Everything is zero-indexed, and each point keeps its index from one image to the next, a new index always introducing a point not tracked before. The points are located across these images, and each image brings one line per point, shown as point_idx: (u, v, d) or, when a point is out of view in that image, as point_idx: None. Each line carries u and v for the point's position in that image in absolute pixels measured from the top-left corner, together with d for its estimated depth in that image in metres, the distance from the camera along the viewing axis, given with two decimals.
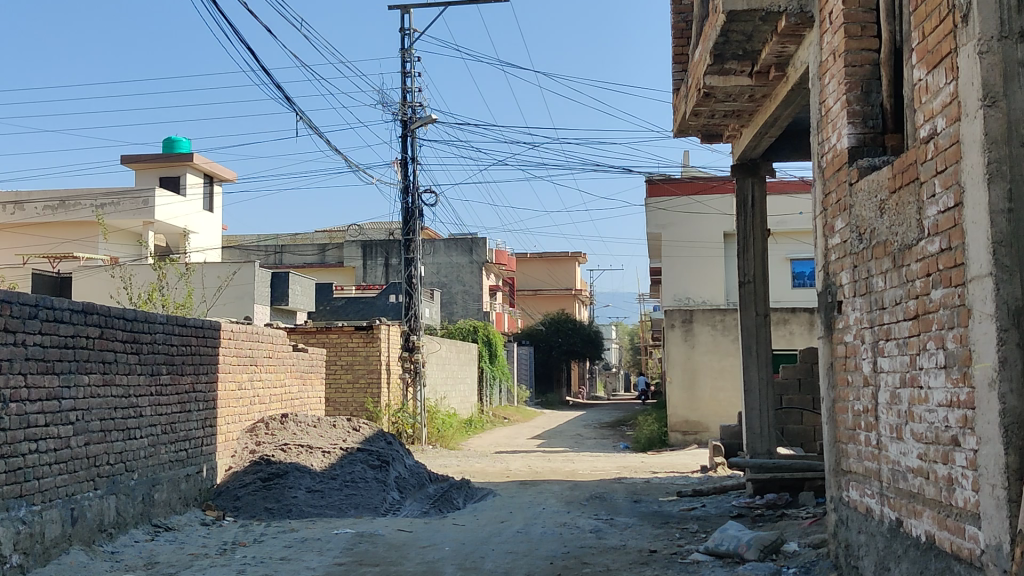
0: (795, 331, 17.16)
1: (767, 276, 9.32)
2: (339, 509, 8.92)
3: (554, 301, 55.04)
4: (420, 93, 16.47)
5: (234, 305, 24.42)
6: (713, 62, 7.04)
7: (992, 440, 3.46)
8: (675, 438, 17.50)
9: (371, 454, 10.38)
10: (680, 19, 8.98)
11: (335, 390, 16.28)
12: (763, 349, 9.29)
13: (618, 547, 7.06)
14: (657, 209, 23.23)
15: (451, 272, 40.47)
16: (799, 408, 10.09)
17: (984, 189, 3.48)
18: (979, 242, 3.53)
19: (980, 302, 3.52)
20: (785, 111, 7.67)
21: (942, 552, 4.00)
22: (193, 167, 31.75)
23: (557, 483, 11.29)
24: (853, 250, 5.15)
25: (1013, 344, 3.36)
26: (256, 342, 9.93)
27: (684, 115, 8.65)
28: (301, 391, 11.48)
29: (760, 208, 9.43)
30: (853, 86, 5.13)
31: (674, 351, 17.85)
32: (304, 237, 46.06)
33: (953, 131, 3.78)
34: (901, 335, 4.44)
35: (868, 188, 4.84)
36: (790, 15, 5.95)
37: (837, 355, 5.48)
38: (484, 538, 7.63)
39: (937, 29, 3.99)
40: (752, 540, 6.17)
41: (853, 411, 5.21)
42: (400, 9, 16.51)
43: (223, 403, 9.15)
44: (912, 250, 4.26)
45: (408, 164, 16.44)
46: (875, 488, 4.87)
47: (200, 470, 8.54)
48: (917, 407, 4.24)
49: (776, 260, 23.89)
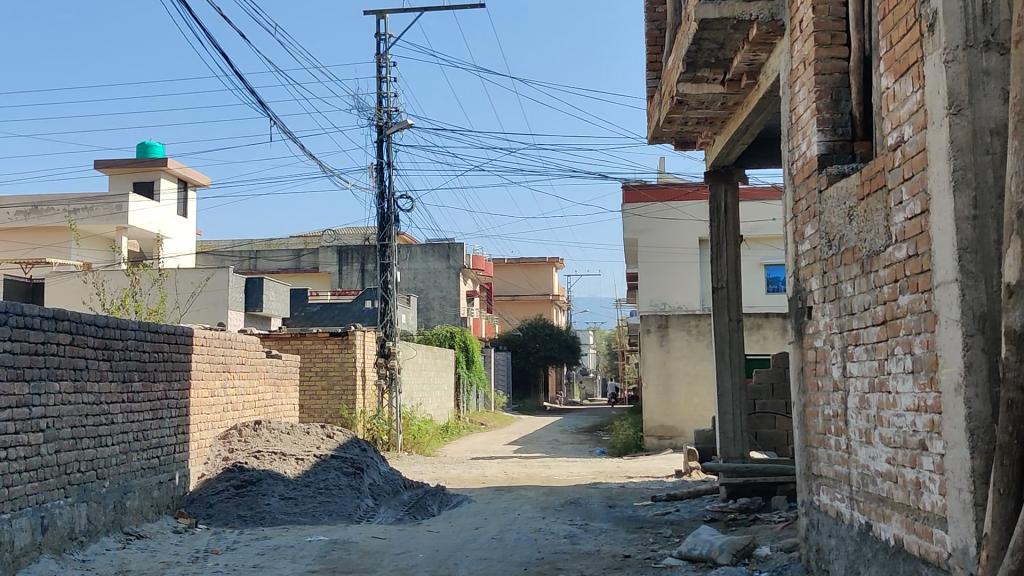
0: (768, 335, 17.32)
1: (740, 282, 9.37)
2: (313, 516, 8.89)
3: (531, 307, 55.17)
4: (395, 98, 16.51)
5: (208, 310, 24.33)
6: (686, 70, 7.09)
7: (958, 444, 3.50)
8: (651, 442, 17.56)
9: (345, 461, 10.33)
10: (654, 26, 9.07)
11: (309, 396, 16.19)
12: (736, 353, 9.36)
13: (591, 553, 7.07)
14: (633, 216, 23.43)
15: (429, 278, 40.51)
16: (772, 412, 10.15)
17: (949, 197, 3.53)
18: (945, 248, 3.58)
19: (947, 307, 3.56)
20: (757, 119, 7.75)
21: (911, 555, 4.04)
22: (167, 172, 31.53)
23: (531, 490, 11.28)
24: (821, 256, 5.21)
25: (977, 349, 3.41)
26: (229, 348, 9.89)
27: (658, 123, 8.69)
28: (275, 398, 11.45)
29: (733, 215, 9.48)
30: (824, 94, 5.16)
31: (649, 357, 17.94)
32: (279, 242, 45.97)
33: (920, 139, 3.83)
34: (869, 340, 4.49)
35: (837, 195, 4.89)
36: (761, 24, 5.99)
37: (808, 360, 5.53)
38: (458, 545, 7.63)
39: (905, 38, 4.03)
40: (724, 545, 6.19)
41: (823, 416, 5.26)
42: (375, 14, 16.55)
43: (196, 409, 9.10)
44: (881, 257, 4.30)
45: (382, 170, 16.43)
46: (845, 492, 4.91)
47: (172, 478, 8.47)
48: (887, 411, 4.27)
49: (750, 265, 24.01)
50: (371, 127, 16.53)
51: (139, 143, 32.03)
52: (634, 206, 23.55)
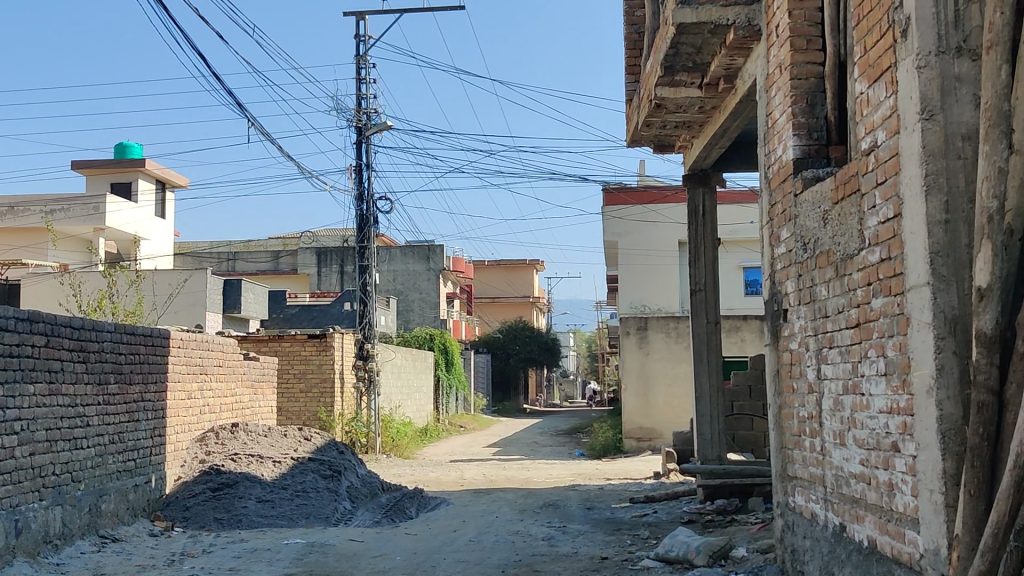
0: (746, 338, 17.43)
1: (718, 284, 9.42)
2: (290, 519, 8.86)
3: (511, 309, 55.18)
4: (374, 99, 16.51)
5: (186, 312, 24.21)
6: (663, 74, 7.12)
7: (929, 446, 3.53)
8: (630, 445, 17.60)
9: (323, 464, 10.30)
10: (633, 30, 9.12)
11: (287, 398, 16.12)
12: (714, 355, 9.40)
13: (569, 555, 7.08)
14: (612, 218, 23.50)
15: (408, 280, 40.47)
16: (749, 414, 10.21)
17: (922, 201, 3.56)
18: (917, 251, 3.62)
19: (919, 310, 3.60)
20: (735, 123, 7.79)
21: (884, 556, 4.07)
22: (145, 173, 31.32)
23: (509, 492, 11.28)
24: (797, 260, 5.24)
25: (949, 352, 3.44)
26: (207, 351, 9.83)
27: (636, 126, 8.72)
28: (253, 400, 11.40)
29: (711, 217, 9.53)
30: (799, 99, 5.21)
31: (629, 360, 17.99)
32: (257, 243, 45.81)
33: (893, 144, 3.87)
34: (843, 342, 4.53)
35: (812, 199, 4.93)
36: (738, 28, 6.04)
37: (783, 363, 5.57)
38: (436, 547, 7.64)
39: (879, 44, 4.07)
40: (701, 546, 6.22)
41: (799, 418, 5.29)
42: (354, 16, 16.57)
43: (173, 412, 9.05)
44: (855, 260, 4.34)
45: (362, 171, 16.40)
46: (820, 493, 4.95)
47: (148, 480, 8.42)
48: (860, 413, 4.31)
49: (729, 268, 24.12)
50: (350, 128, 16.49)
51: (117, 143, 31.79)
52: (614, 209, 23.61)
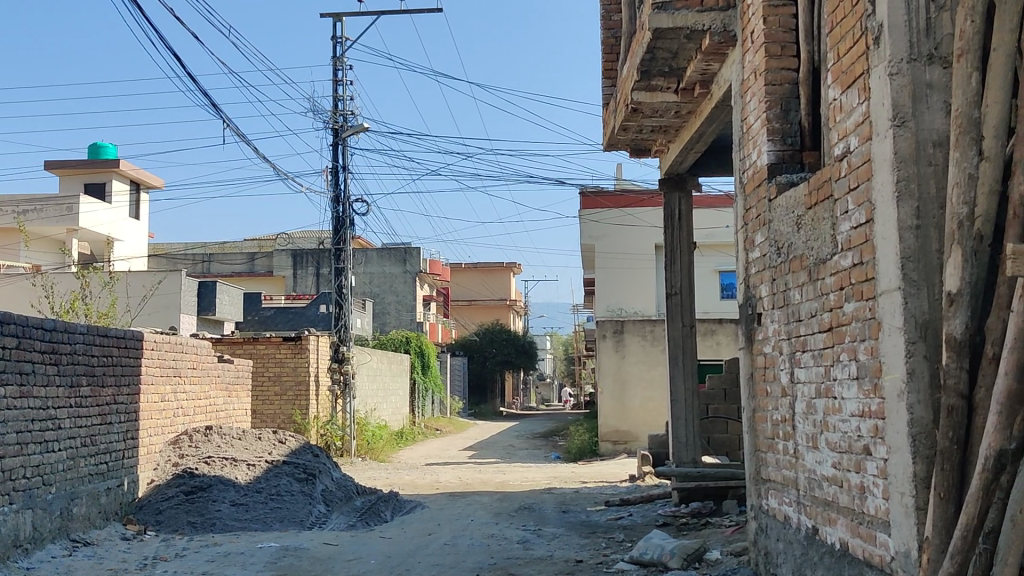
0: (721, 341, 17.53)
1: (693, 288, 9.46)
2: (264, 522, 8.81)
3: (488, 312, 55.19)
4: (351, 101, 16.47)
5: (159, 314, 24.03)
6: (640, 79, 7.15)
7: (900, 450, 3.57)
8: (606, 448, 17.64)
9: (298, 467, 10.26)
10: (609, 34, 9.15)
11: (261, 401, 16.02)
12: (689, 359, 9.44)
13: (544, 558, 7.09)
14: (589, 221, 23.48)
15: (384, 282, 40.38)
16: (724, 417, 10.26)
17: (893, 207, 3.60)
18: (888, 257, 3.65)
19: (890, 315, 3.64)
20: (710, 127, 7.83)
21: (856, 558, 4.11)
22: (120, 173, 31.07)
23: (485, 495, 11.27)
24: (771, 264, 5.28)
25: (919, 356, 3.48)
26: (181, 353, 9.77)
27: (613, 130, 8.74)
28: (227, 403, 11.34)
29: (686, 222, 9.56)
30: (773, 104, 5.25)
31: (605, 363, 18.04)
32: (233, 245, 45.55)
33: (865, 150, 3.91)
34: (816, 346, 4.56)
35: (785, 204, 4.97)
36: (714, 34, 6.08)
37: (757, 367, 5.60)
38: (410, 551, 7.62)
39: (852, 51, 4.11)
40: (676, 549, 6.26)
41: (772, 421, 5.33)
42: (331, 17, 16.54)
43: (146, 414, 8.98)
44: (827, 265, 4.38)
45: (338, 173, 16.34)
46: (793, 496, 4.98)
47: (121, 484, 8.35)
48: (832, 416, 4.34)
49: (705, 272, 24.23)
50: (327, 130, 16.45)
51: (91, 143, 31.52)
52: (591, 213, 23.59)
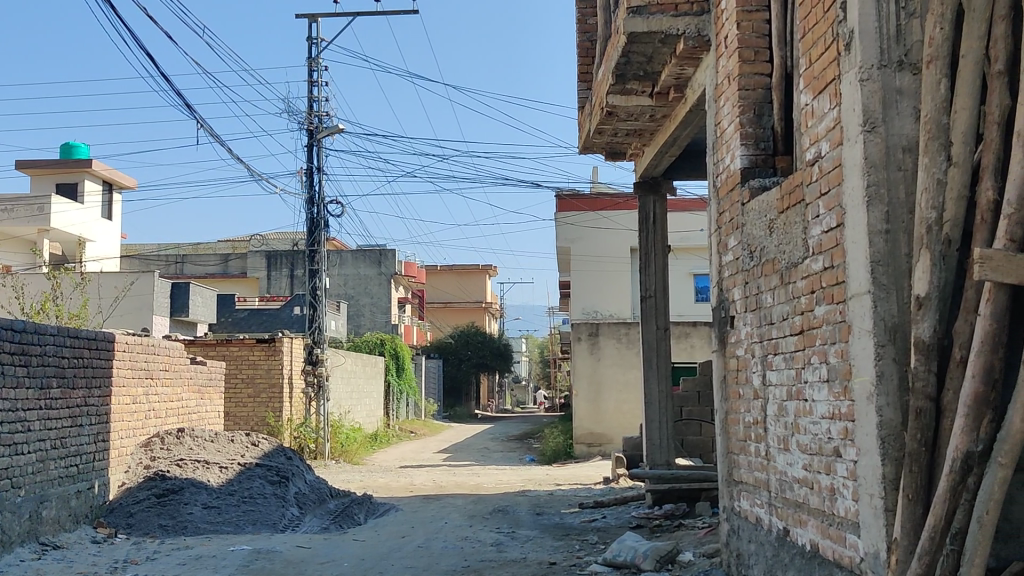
0: (696, 344, 17.63)
1: (668, 291, 9.50)
2: (236, 525, 8.76)
3: (464, 314, 55.15)
4: (326, 102, 16.42)
5: (132, 316, 23.82)
6: (615, 82, 7.18)
7: (869, 452, 3.60)
8: (581, 450, 17.68)
9: (270, 470, 10.21)
10: (585, 38, 9.19)
11: (234, 404, 15.91)
12: (663, 361, 9.48)
13: (517, 560, 7.10)
14: (565, 224, 23.54)
15: (359, 284, 40.27)
16: (697, 419, 10.32)
17: (863, 212, 3.64)
18: (859, 260, 3.68)
19: (860, 318, 3.67)
20: (684, 132, 7.88)
21: (826, 559, 4.14)
22: (92, 173, 30.78)
23: (459, 498, 11.25)
24: (743, 267, 5.32)
25: (889, 359, 3.52)
26: (153, 354, 9.69)
27: (588, 133, 8.77)
28: (199, 406, 11.26)
29: (661, 224, 9.61)
30: (746, 109, 5.28)
31: (580, 365, 18.09)
32: (207, 246, 45.25)
33: (836, 155, 3.95)
34: (787, 349, 4.60)
35: (758, 208, 5.01)
36: (688, 38, 6.13)
37: (730, 369, 5.64)
38: (383, 554, 7.60)
39: (823, 57, 4.15)
40: (648, 551, 6.28)
41: (744, 423, 5.37)
42: (307, 18, 16.52)
43: (117, 416, 8.90)
44: (799, 268, 4.42)
45: (312, 174, 16.28)
46: (764, 498, 5.02)
47: (92, 486, 8.27)
48: (803, 418, 4.39)
49: (680, 275, 24.32)
50: (301, 131, 16.39)
51: (63, 143, 31.21)
52: (566, 215, 23.64)
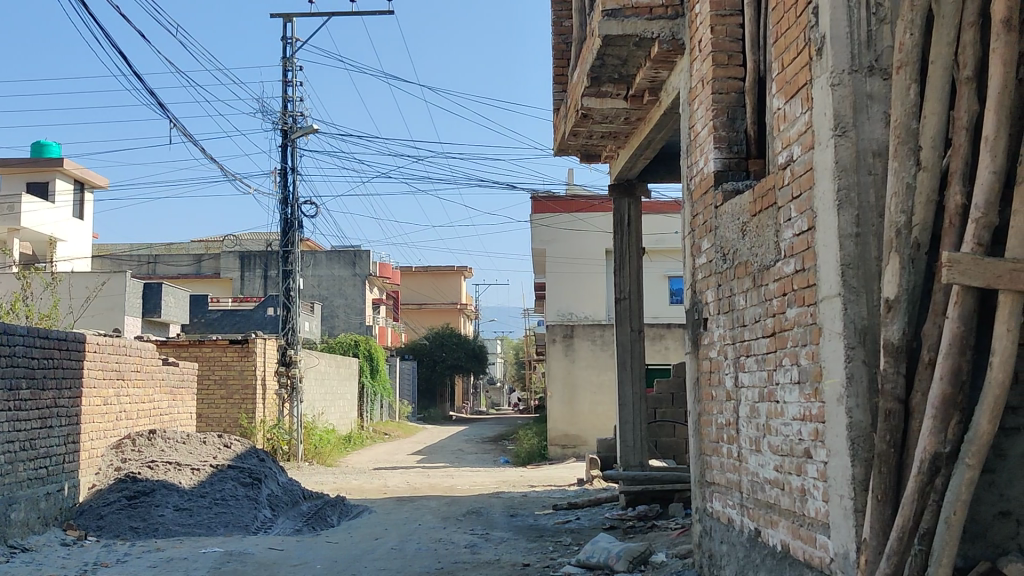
0: (670, 346, 17.71)
1: (642, 293, 9.54)
2: (208, 527, 8.71)
3: (439, 316, 55.09)
4: (301, 102, 16.36)
5: (103, 316, 23.63)
6: (590, 84, 7.20)
7: (840, 453, 3.64)
8: (555, 451, 17.70)
9: (243, 472, 10.15)
10: (561, 40, 9.21)
11: (207, 405, 15.79)
12: (637, 363, 9.52)
13: (491, 562, 7.10)
14: (540, 226, 23.63)
15: (333, 285, 40.11)
16: (671, 421, 10.37)
17: (834, 215, 3.67)
18: (829, 263, 3.72)
19: (830, 320, 3.71)
20: (659, 134, 7.91)
21: (796, 559, 4.18)
22: (63, 172, 30.45)
23: (432, 500, 11.23)
24: (717, 269, 5.35)
25: (858, 361, 3.56)
26: (124, 355, 9.62)
27: (563, 135, 8.77)
28: (171, 406, 11.17)
29: (636, 227, 9.65)
30: (719, 112, 5.31)
31: (554, 367, 18.11)
32: (180, 246, 44.94)
33: (808, 158, 3.98)
34: (759, 351, 4.63)
35: (731, 211, 5.05)
36: (662, 42, 6.17)
37: (703, 371, 5.67)
38: (356, 556, 7.57)
39: (795, 62, 4.19)
40: (621, 552, 6.29)
41: (716, 425, 5.40)
42: (282, 17, 16.46)
43: (87, 418, 8.82)
44: (771, 271, 4.45)
45: (287, 174, 16.21)
46: (736, 498, 5.05)
47: (62, 488, 8.19)
48: (774, 420, 4.42)
49: (654, 277, 24.39)
50: (276, 130, 16.31)
51: (34, 142, 30.87)
52: (541, 217, 23.72)
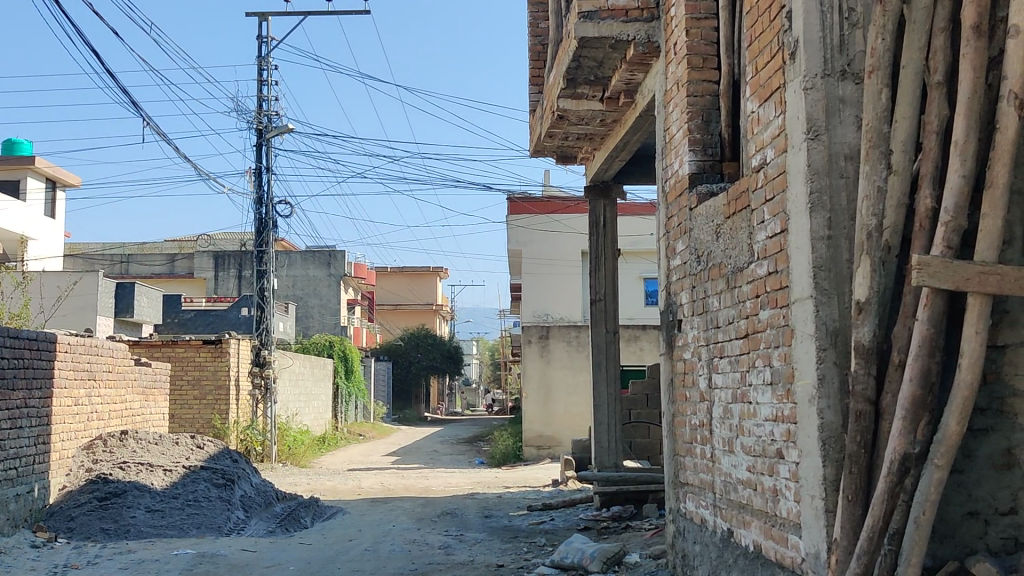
0: (644, 347, 17.78)
1: (617, 295, 9.56)
2: (180, 529, 8.66)
3: (414, 317, 54.99)
4: (276, 101, 16.29)
5: (75, 316, 23.41)
6: (566, 86, 7.22)
7: (811, 454, 3.67)
8: (530, 452, 17.71)
9: (216, 473, 10.09)
10: (536, 42, 9.24)
11: (180, 406, 15.67)
12: (612, 364, 9.55)
13: (465, 563, 7.10)
14: (516, 227, 23.64)
15: (308, 285, 39.95)
16: (646, 422, 10.42)
17: (806, 218, 3.70)
18: (801, 266, 3.75)
19: (802, 322, 3.74)
20: (634, 136, 7.95)
21: (768, 560, 4.21)
22: (35, 171, 29.93)
23: (407, 501, 11.22)
24: (691, 272, 5.38)
25: (830, 362, 3.59)
26: (96, 355, 9.54)
27: (539, 137, 8.79)
28: (143, 407, 11.08)
29: (611, 229, 9.67)
30: (695, 115, 5.34)
31: (530, 368, 18.15)
32: (153, 246, 44.60)
33: (781, 161, 4.02)
34: (732, 352, 4.66)
35: (705, 213, 5.08)
36: (638, 44, 6.20)
37: (677, 372, 5.69)
38: (330, 557, 7.55)
39: (769, 65, 4.22)
40: (596, 553, 6.32)
41: (690, 426, 5.43)
42: (257, 16, 16.39)
43: (58, 418, 8.73)
44: (744, 273, 4.48)
45: (261, 174, 16.14)
46: (709, 499, 5.08)
47: (31, 490, 8.10)
48: (747, 421, 4.45)
49: (630, 279, 24.47)
50: (250, 129, 16.23)
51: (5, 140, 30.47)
52: (518, 218, 23.75)
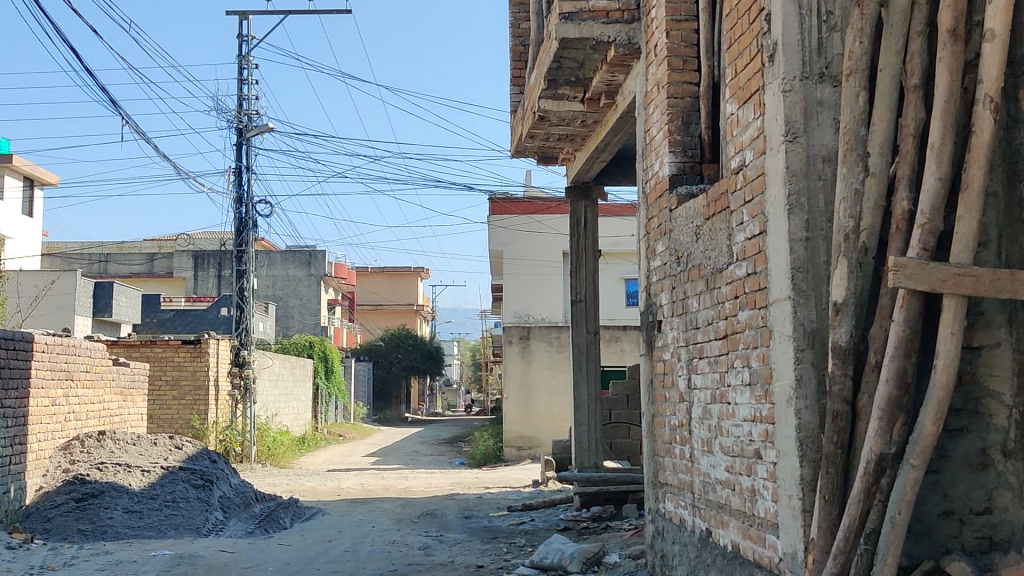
0: (625, 347, 17.83)
1: (598, 295, 9.56)
2: (158, 530, 8.61)
3: (395, 317, 54.88)
4: (256, 100, 16.23)
5: (52, 315, 23.24)
6: (547, 87, 7.22)
7: (788, 454, 3.69)
8: (511, 453, 17.71)
9: (194, 473, 10.03)
10: (518, 42, 9.25)
11: (158, 407, 15.57)
12: (592, 365, 9.57)
13: (445, 564, 7.09)
14: (498, 227, 23.65)
15: (288, 285, 39.81)
16: (626, 422, 10.44)
17: (784, 219, 3.72)
18: (779, 267, 3.77)
19: (780, 323, 3.76)
20: (615, 137, 7.97)
21: (746, 559, 4.23)
22: (12, 169, 29.54)
23: (387, 502, 11.20)
24: (671, 272, 5.40)
25: (807, 363, 3.61)
26: (73, 355, 9.48)
27: (520, 137, 8.79)
28: (122, 407, 11.01)
29: (592, 229, 9.68)
30: (675, 117, 5.36)
31: (511, 369, 18.15)
32: (131, 245, 44.30)
33: (759, 163, 4.04)
34: (711, 353, 4.69)
35: (685, 215, 5.09)
36: (619, 45, 6.22)
37: (657, 373, 5.72)
38: (310, 558, 7.53)
39: (748, 67, 4.25)
40: (575, 553, 6.32)
41: (669, 426, 5.44)
42: (237, 14, 16.32)
43: (35, 418, 8.66)
44: (723, 274, 4.51)
45: (241, 173, 16.07)
46: (688, 499, 5.10)
47: (7, 490, 8.03)
48: (725, 421, 4.47)
49: (611, 280, 24.52)
50: (230, 128, 16.16)
51: None
52: (499, 218, 23.75)
